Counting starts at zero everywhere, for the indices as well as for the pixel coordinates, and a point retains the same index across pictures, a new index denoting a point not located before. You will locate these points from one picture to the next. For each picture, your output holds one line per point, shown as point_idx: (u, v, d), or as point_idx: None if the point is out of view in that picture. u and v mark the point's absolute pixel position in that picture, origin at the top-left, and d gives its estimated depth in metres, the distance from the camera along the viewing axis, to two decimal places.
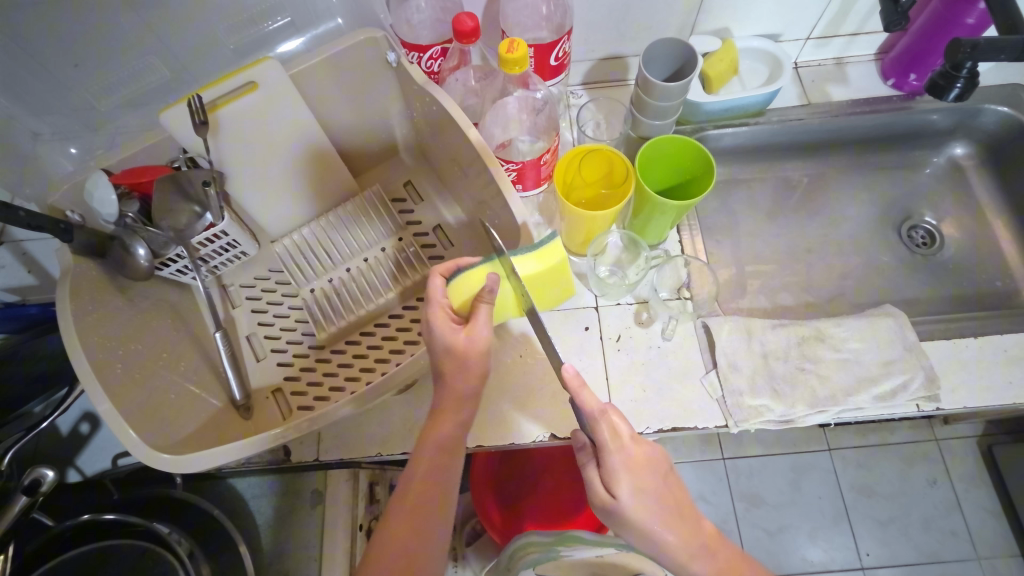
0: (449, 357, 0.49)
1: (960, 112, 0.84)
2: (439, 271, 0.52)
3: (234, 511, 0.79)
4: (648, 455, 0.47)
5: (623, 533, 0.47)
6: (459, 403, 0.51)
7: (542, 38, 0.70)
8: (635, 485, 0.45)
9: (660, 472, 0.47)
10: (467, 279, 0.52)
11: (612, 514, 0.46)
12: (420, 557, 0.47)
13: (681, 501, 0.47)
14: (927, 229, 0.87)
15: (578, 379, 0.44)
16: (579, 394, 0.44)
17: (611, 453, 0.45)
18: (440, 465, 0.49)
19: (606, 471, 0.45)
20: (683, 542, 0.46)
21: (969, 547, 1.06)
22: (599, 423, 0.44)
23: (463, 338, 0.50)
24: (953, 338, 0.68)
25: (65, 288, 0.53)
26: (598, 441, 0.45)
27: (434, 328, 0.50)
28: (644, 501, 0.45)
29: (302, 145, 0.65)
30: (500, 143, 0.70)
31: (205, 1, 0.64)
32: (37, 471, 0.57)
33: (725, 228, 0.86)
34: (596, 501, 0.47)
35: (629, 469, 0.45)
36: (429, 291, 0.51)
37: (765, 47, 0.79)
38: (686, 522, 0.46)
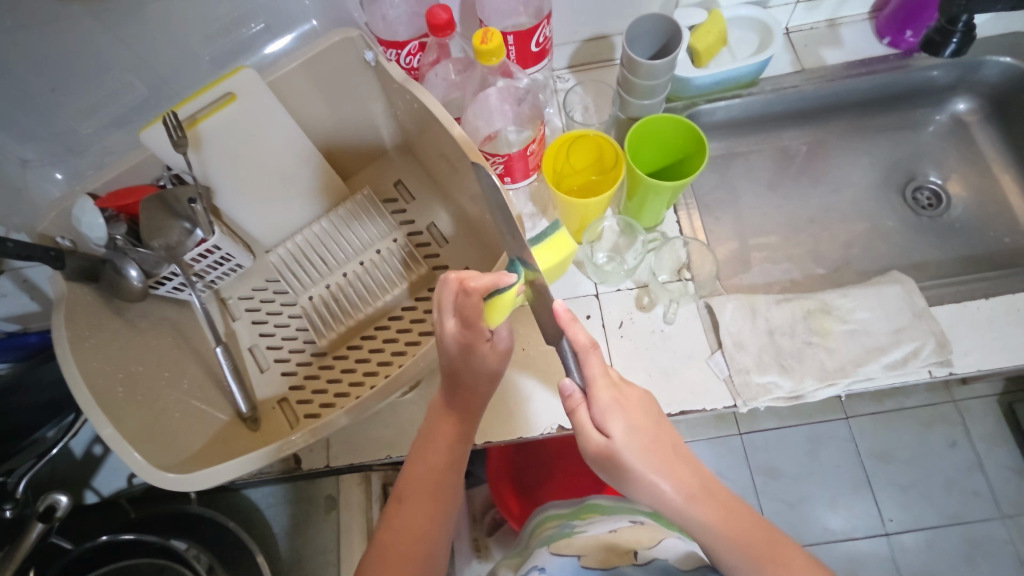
0: (478, 373, 0.49)
1: (961, 67, 0.81)
2: (476, 289, 0.45)
3: (251, 521, 0.81)
4: (639, 398, 0.47)
5: (621, 486, 0.45)
6: (476, 409, 0.50)
7: (521, 24, 0.68)
8: (627, 422, 0.45)
9: (653, 415, 0.46)
10: (505, 300, 0.46)
11: (607, 460, 0.45)
12: (432, 542, 0.47)
13: (679, 449, 0.46)
14: (932, 189, 0.85)
15: (569, 314, 0.45)
16: (570, 328, 0.45)
17: (601, 388, 0.45)
18: (452, 460, 0.49)
19: (596, 408, 0.45)
20: (683, 488, 0.44)
21: (993, 507, 1.05)
22: (587, 355, 0.46)
23: (494, 353, 0.49)
24: (963, 301, 0.67)
25: (60, 314, 0.53)
26: (587, 379, 0.46)
27: (467, 346, 0.47)
28: (638, 439, 0.44)
29: (287, 153, 0.65)
30: (485, 136, 0.67)
31: (177, 13, 0.64)
32: (52, 497, 0.58)
33: (724, 204, 0.84)
34: (591, 446, 0.46)
35: (620, 407, 0.45)
36: (463, 311, 0.46)
37: (753, 15, 0.76)
38: (684, 469, 0.45)
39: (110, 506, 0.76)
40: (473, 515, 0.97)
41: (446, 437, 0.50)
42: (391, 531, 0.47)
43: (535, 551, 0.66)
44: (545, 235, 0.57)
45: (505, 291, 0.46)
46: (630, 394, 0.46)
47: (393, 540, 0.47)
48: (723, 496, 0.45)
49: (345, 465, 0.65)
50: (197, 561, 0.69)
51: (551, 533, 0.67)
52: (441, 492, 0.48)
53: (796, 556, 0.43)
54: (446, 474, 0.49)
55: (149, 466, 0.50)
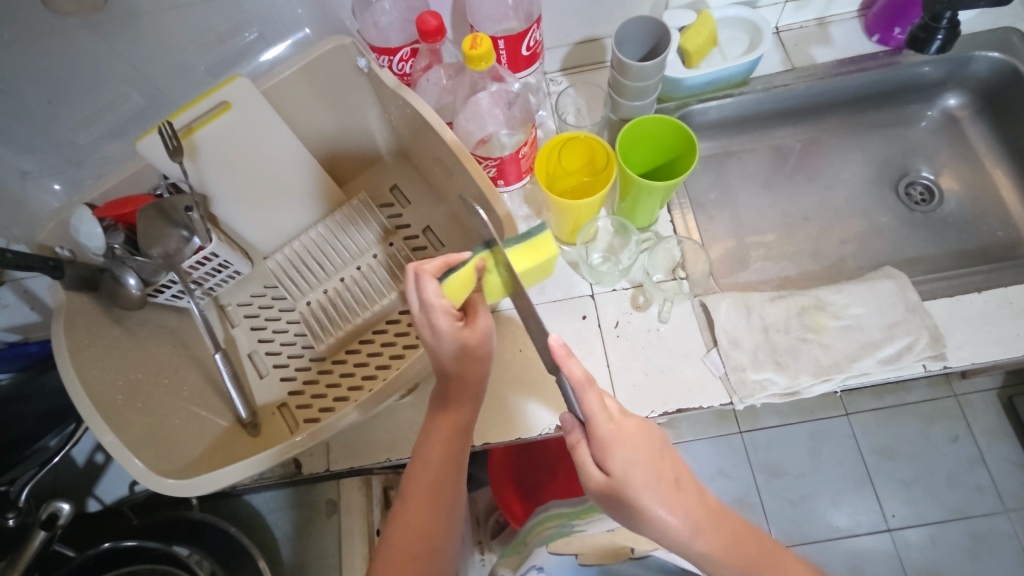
0: (466, 359, 0.49)
1: (951, 62, 0.81)
2: (431, 271, 0.48)
3: (253, 526, 0.82)
4: (641, 429, 0.45)
5: (626, 521, 0.45)
6: (471, 400, 0.51)
7: (512, 29, 0.69)
8: (631, 458, 0.43)
9: (655, 446, 0.45)
10: (461, 277, 0.48)
11: (610, 495, 0.44)
12: (436, 541, 0.48)
13: (682, 478, 0.45)
14: (925, 184, 0.86)
15: (564, 349, 0.43)
16: (566, 364, 0.43)
17: (602, 426, 0.44)
18: (452, 455, 0.50)
19: (598, 446, 0.43)
20: (689, 522, 0.43)
21: (996, 501, 1.05)
22: (584, 392, 0.44)
23: (472, 336, 0.49)
24: (956, 294, 0.67)
25: (60, 323, 0.54)
26: (588, 415, 0.44)
27: (439, 332, 0.48)
28: (642, 475, 0.43)
29: (282, 160, 0.65)
30: (478, 139, 0.69)
31: (172, 24, 0.65)
32: (54, 505, 0.59)
33: (719, 203, 0.85)
34: (593, 483, 0.45)
35: (621, 442, 0.44)
36: (425, 295, 0.47)
37: (742, 15, 0.77)
38: (689, 499, 0.44)
39: (113, 514, 0.76)
40: (476, 518, 0.97)
41: (443, 434, 0.50)
42: (396, 533, 0.48)
43: (535, 551, 0.65)
44: (530, 235, 0.53)
45: (459, 270, 0.48)
46: (632, 426, 0.45)
47: (399, 543, 0.47)
48: (728, 524, 0.45)
49: (345, 469, 0.65)
50: (200, 567, 0.69)
51: (551, 532, 0.67)
52: (442, 490, 0.49)
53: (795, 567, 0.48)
54: (446, 471, 0.49)
55: (149, 472, 0.51)
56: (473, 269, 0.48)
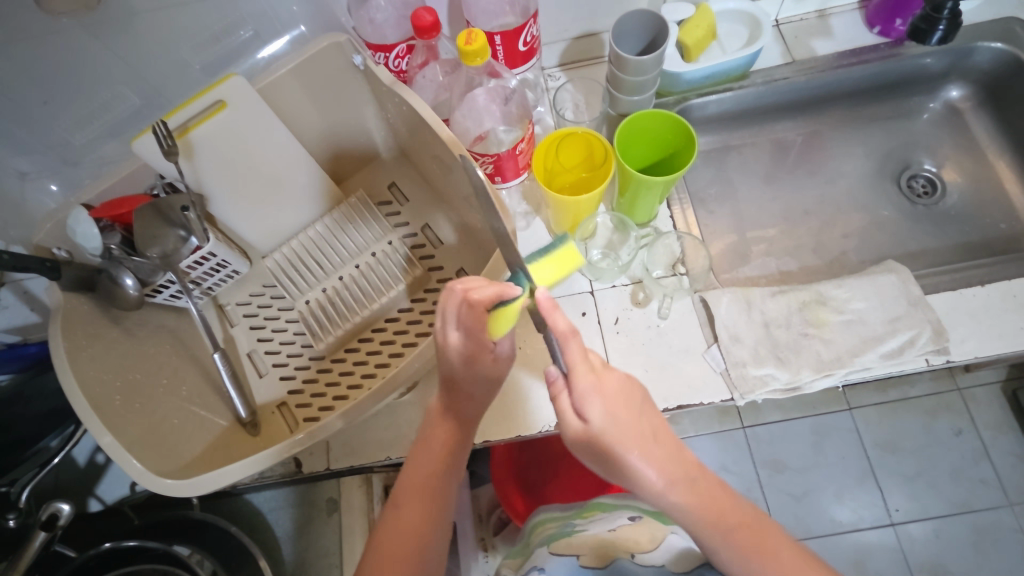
0: (480, 379, 0.49)
1: (953, 53, 0.80)
2: (476, 301, 0.44)
3: (254, 525, 0.82)
4: (621, 383, 0.46)
5: (602, 470, 0.45)
6: (472, 413, 0.51)
7: (508, 24, 0.68)
8: (608, 410, 0.44)
9: (635, 400, 0.45)
10: (504, 315, 0.44)
11: (587, 444, 0.45)
12: (427, 540, 0.48)
13: (661, 432, 0.45)
14: (927, 176, 0.85)
15: (551, 302, 0.43)
16: (551, 316, 0.43)
17: (582, 377, 0.44)
18: (449, 462, 0.49)
19: (577, 396, 0.44)
20: (664, 474, 0.44)
21: (1000, 494, 1.05)
22: (566, 342, 0.44)
23: (495, 364, 0.49)
24: (959, 288, 0.67)
25: (57, 325, 0.54)
26: (568, 366, 0.44)
27: (470, 359, 0.46)
28: (618, 425, 0.44)
29: (280, 159, 0.65)
30: (476, 136, 0.68)
31: (167, 23, 0.65)
32: (54, 505, 0.59)
33: (719, 197, 0.84)
34: (570, 432, 0.45)
35: (600, 393, 0.44)
36: (465, 323, 0.45)
37: (741, 8, 0.76)
38: (666, 453, 0.45)
39: (114, 514, 0.77)
40: (477, 515, 0.96)
41: (440, 439, 0.50)
42: (387, 531, 0.48)
43: (535, 553, 0.65)
44: (551, 249, 0.50)
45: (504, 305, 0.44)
46: (611, 379, 0.45)
47: (389, 538, 0.47)
48: (706, 481, 0.45)
49: (345, 467, 0.65)
50: (201, 566, 0.69)
51: (552, 532, 0.67)
52: (437, 491, 0.49)
53: (779, 542, 0.44)
54: (442, 475, 0.49)
55: (149, 473, 0.51)
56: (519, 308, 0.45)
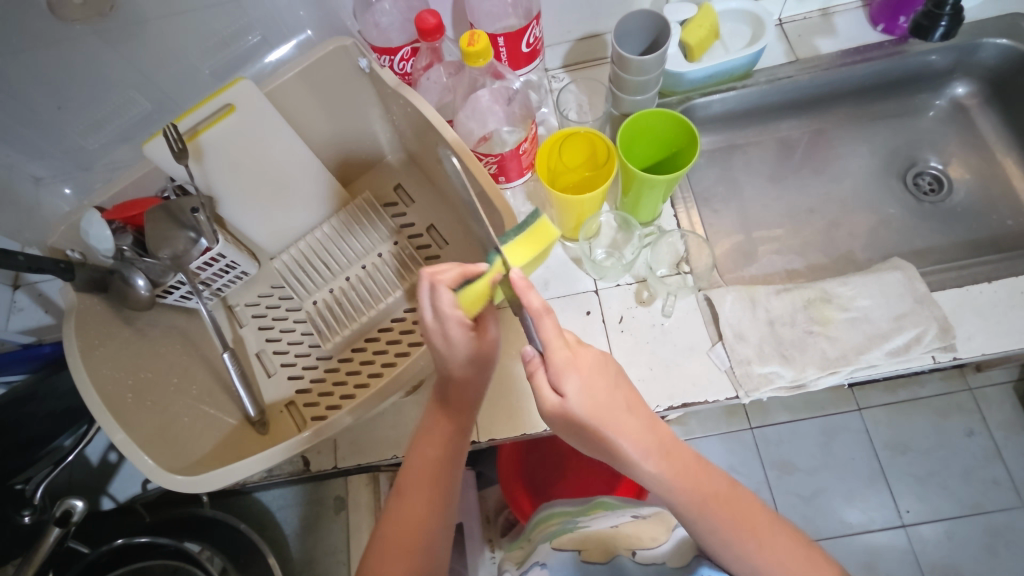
0: (473, 364, 0.49)
1: (959, 50, 0.80)
2: (446, 282, 0.46)
3: (262, 523, 0.83)
4: (594, 359, 0.46)
5: (579, 442, 0.46)
6: (470, 403, 0.51)
7: (512, 26, 0.69)
8: (583, 384, 0.44)
9: (610, 374, 0.46)
10: (476, 289, 0.46)
11: (563, 418, 0.45)
12: (431, 529, 0.49)
13: (633, 404, 0.46)
14: (933, 174, 0.85)
15: (525, 282, 0.43)
16: (525, 296, 0.42)
17: (558, 352, 0.44)
18: (450, 450, 0.50)
19: (553, 371, 0.44)
20: (640, 445, 0.45)
21: (1013, 496, 1.03)
22: (542, 320, 0.43)
23: (482, 344, 0.49)
24: (965, 285, 0.66)
25: (71, 325, 0.55)
26: (544, 342, 0.44)
27: (451, 341, 0.47)
28: (592, 398, 0.44)
29: (287, 161, 0.66)
30: (480, 137, 0.69)
31: (177, 30, 0.66)
32: (67, 502, 0.61)
33: (724, 197, 0.84)
34: (547, 406, 0.45)
35: (575, 368, 0.44)
36: (440, 306, 0.46)
37: (744, 7, 0.76)
38: (641, 423, 0.45)
39: (126, 511, 0.77)
40: (486, 516, 0.96)
41: (442, 430, 0.51)
42: (391, 520, 0.49)
43: (539, 548, 0.66)
44: (526, 225, 0.52)
45: (476, 281, 0.46)
46: (586, 354, 0.46)
47: (396, 531, 0.48)
48: (678, 450, 0.46)
49: (352, 466, 0.65)
50: (211, 563, 0.71)
51: (557, 528, 0.67)
52: (440, 479, 0.49)
53: (745, 501, 0.47)
54: (444, 465, 0.50)
55: (160, 469, 0.52)
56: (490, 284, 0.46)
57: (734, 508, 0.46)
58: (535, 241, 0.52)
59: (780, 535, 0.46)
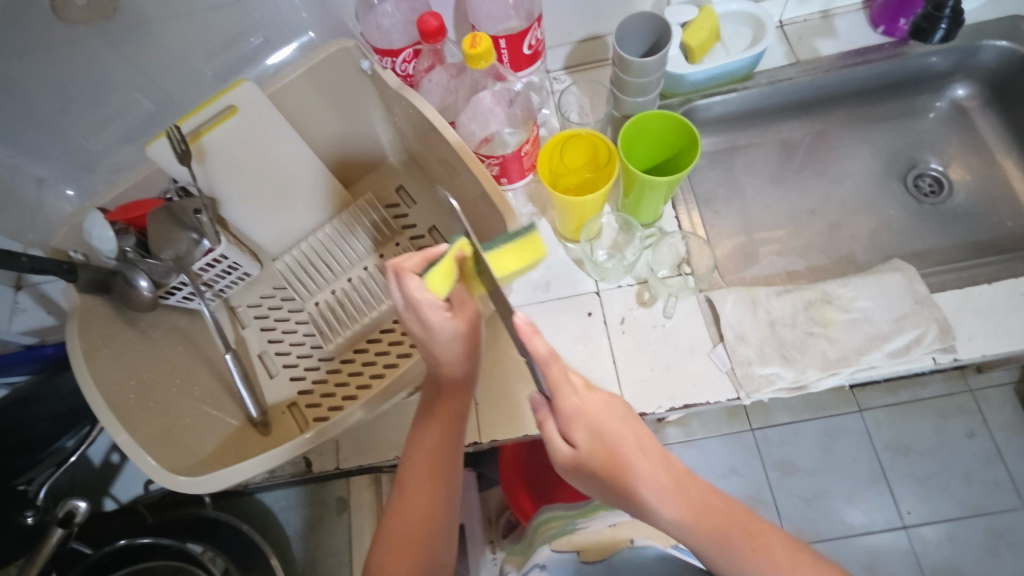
0: (456, 343, 0.48)
1: (959, 52, 0.80)
2: (411, 269, 0.46)
3: (264, 524, 0.84)
4: (604, 402, 0.45)
5: (596, 492, 0.46)
6: (464, 388, 0.51)
7: (513, 28, 0.69)
8: (593, 432, 0.44)
9: (620, 416, 0.45)
10: (441, 270, 0.46)
11: (577, 466, 0.45)
12: (435, 523, 0.49)
13: (649, 447, 0.45)
14: (934, 176, 0.85)
15: (531, 326, 0.41)
16: (530, 341, 0.42)
17: (565, 399, 0.44)
18: (447, 440, 0.50)
19: (561, 420, 0.44)
20: (657, 490, 0.44)
21: (1014, 497, 1.03)
22: (547, 367, 0.43)
23: (462, 322, 0.47)
24: (966, 286, 0.66)
25: (74, 326, 0.55)
26: (551, 390, 0.44)
27: (428, 326, 0.46)
28: (603, 445, 0.44)
29: (289, 162, 0.66)
30: (482, 138, 0.69)
31: (179, 32, 0.66)
32: (71, 503, 0.61)
33: (725, 199, 0.85)
34: (559, 455, 0.46)
35: (584, 415, 0.44)
36: (410, 294, 0.46)
37: (745, 9, 0.76)
38: (657, 467, 0.44)
39: (128, 513, 0.77)
40: (487, 517, 0.96)
41: (439, 421, 0.50)
42: (396, 518, 0.49)
43: (538, 549, 0.67)
44: (519, 235, 0.51)
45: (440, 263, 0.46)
46: (596, 398, 0.45)
47: (398, 530, 0.48)
48: (698, 491, 0.45)
49: (354, 467, 0.66)
50: (213, 564, 0.72)
51: (556, 531, 0.67)
52: (440, 472, 0.49)
53: (773, 538, 0.45)
54: (442, 457, 0.50)
55: (163, 470, 0.52)
56: (453, 262, 0.46)
57: (762, 547, 0.44)
58: (523, 254, 0.51)
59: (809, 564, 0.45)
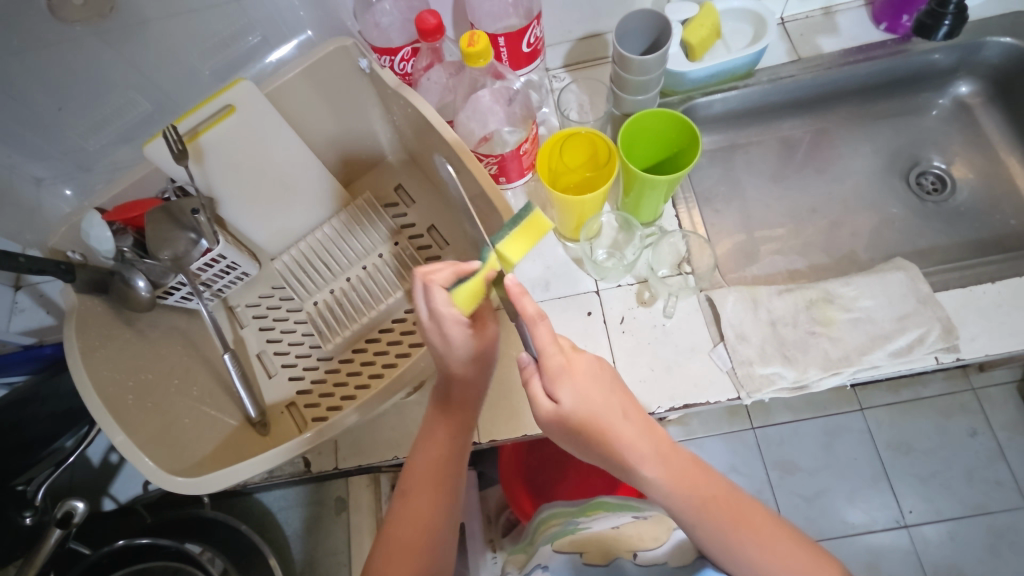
0: (471, 360, 0.48)
1: (962, 49, 0.80)
2: (439, 281, 0.45)
3: (263, 524, 0.83)
4: (590, 364, 0.46)
5: (577, 447, 0.46)
6: (473, 399, 0.51)
7: (512, 26, 0.69)
8: (578, 392, 0.44)
9: (605, 381, 0.46)
10: (470, 287, 0.46)
11: (559, 423, 0.45)
12: (437, 529, 0.49)
13: (630, 409, 0.46)
14: (936, 173, 0.84)
15: (519, 287, 0.43)
16: (519, 301, 0.43)
17: (553, 360, 0.44)
18: (453, 449, 0.50)
19: (548, 378, 0.44)
20: (638, 450, 0.45)
21: (1017, 496, 1.03)
22: (536, 327, 0.43)
23: (481, 340, 0.48)
24: (969, 285, 0.66)
25: (72, 326, 0.55)
26: (539, 350, 0.44)
27: (448, 339, 0.46)
28: (587, 404, 0.44)
29: (288, 161, 0.66)
30: (482, 137, 0.69)
31: (177, 31, 0.66)
32: (69, 503, 0.61)
33: (726, 197, 0.84)
34: (542, 412, 0.45)
35: (571, 376, 0.44)
36: (435, 306, 0.45)
37: (746, 6, 0.76)
38: (638, 429, 0.45)
39: (126, 513, 0.77)
40: (486, 516, 0.96)
41: (446, 428, 0.50)
42: (399, 523, 0.49)
43: (540, 549, 0.66)
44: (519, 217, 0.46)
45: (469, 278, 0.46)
46: (581, 359, 0.46)
47: (400, 534, 0.48)
48: (676, 455, 0.46)
49: (353, 467, 0.65)
50: (212, 565, 0.71)
51: (557, 530, 0.66)
52: (444, 479, 0.49)
53: (747, 505, 0.46)
54: (448, 466, 0.50)
55: (160, 471, 0.52)
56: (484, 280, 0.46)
57: (736, 513, 0.46)
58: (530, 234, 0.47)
59: (787, 536, 0.46)
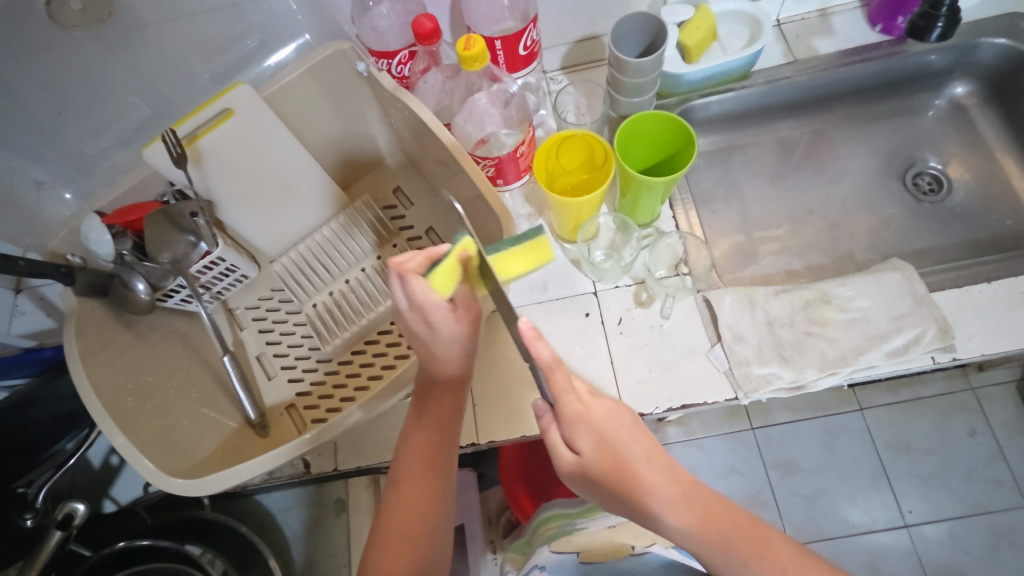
0: (455, 340, 0.48)
1: (957, 50, 0.80)
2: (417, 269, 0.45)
3: (263, 525, 0.84)
4: (609, 409, 0.45)
5: (601, 499, 0.46)
6: (459, 381, 0.51)
7: (509, 29, 0.69)
8: (598, 440, 0.44)
9: (625, 425, 0.45)
10: (445, 270, 0.44)
11: (581, 473, 0.45)
12: (430, 517, 0.49)
13: (653, 453, 0.45)
14: (933, 174, 0.85)
15: (534, 332, 0.40)
16: (535, 347, 0.40)
17: (570, 408, 0.43)
18: (443, 434, 0.50)
19: (566, 427, 0.44)
20: (663, 498, 0.43)
21: (1016, 496, 1.03)
22: (553, 374, 0.42)
23: (463, 320, 0.48)
24: (965, 285, 0.66)
25: (72, 329, 0.55)
26: (555, 399, 0.44)
27: (431, 325, 0.46)
28: (608, 452, 0.43)
29: (286, 164, 0.66)
30: (478, 139, 0.69)
31: (175, 35, 0.67)
32: (69, 505, 0.61)
33: (724, 198, 0.84)
34: (564, 463, 0.45)
35: (589, 424, 0.44)
36: (414, 294, 0.45)
37: (742, 8, 0.76)
38: (663, 474, 0.44)
39: (126, 515, 0.78)
40: (487, 517, 0.96)
41: (435, 415, 0.50)
42: (393, 515, 0.49)
43: (538, 550, 0.66)
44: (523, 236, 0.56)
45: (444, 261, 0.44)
46: (600, 406, 0.45)
47: (394, 525, 0.48)
48: (704, 498, 0.45)
49: (352, 468, 0.66)
50: (213, 566, 0.71)
51: (555, 531, 0.67)
52: (435, 466, 0.50)
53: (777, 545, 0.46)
54: (440, 452, 0.50)
55: (160, 473, 0.52)
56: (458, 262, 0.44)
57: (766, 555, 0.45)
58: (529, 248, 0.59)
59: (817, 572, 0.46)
